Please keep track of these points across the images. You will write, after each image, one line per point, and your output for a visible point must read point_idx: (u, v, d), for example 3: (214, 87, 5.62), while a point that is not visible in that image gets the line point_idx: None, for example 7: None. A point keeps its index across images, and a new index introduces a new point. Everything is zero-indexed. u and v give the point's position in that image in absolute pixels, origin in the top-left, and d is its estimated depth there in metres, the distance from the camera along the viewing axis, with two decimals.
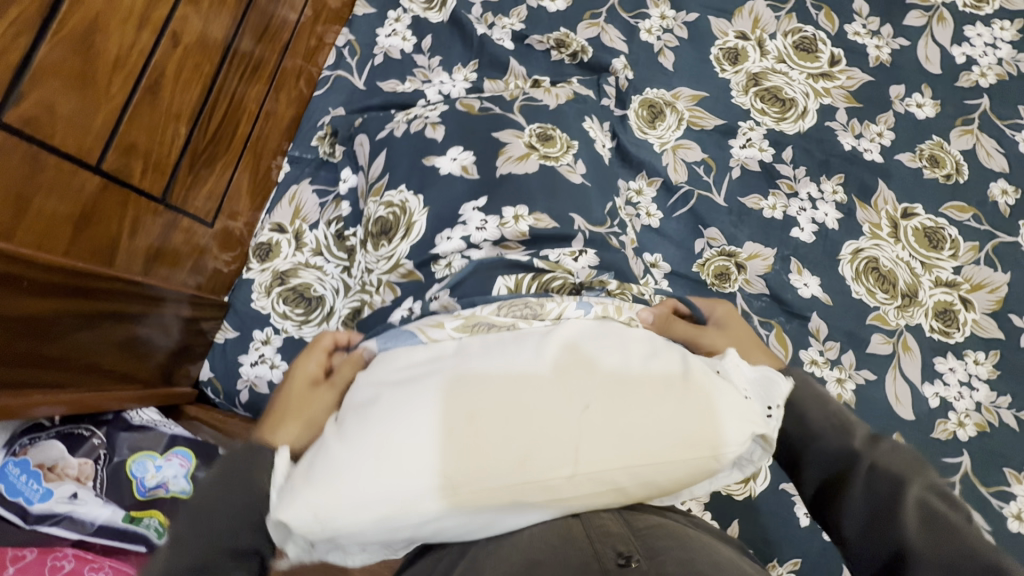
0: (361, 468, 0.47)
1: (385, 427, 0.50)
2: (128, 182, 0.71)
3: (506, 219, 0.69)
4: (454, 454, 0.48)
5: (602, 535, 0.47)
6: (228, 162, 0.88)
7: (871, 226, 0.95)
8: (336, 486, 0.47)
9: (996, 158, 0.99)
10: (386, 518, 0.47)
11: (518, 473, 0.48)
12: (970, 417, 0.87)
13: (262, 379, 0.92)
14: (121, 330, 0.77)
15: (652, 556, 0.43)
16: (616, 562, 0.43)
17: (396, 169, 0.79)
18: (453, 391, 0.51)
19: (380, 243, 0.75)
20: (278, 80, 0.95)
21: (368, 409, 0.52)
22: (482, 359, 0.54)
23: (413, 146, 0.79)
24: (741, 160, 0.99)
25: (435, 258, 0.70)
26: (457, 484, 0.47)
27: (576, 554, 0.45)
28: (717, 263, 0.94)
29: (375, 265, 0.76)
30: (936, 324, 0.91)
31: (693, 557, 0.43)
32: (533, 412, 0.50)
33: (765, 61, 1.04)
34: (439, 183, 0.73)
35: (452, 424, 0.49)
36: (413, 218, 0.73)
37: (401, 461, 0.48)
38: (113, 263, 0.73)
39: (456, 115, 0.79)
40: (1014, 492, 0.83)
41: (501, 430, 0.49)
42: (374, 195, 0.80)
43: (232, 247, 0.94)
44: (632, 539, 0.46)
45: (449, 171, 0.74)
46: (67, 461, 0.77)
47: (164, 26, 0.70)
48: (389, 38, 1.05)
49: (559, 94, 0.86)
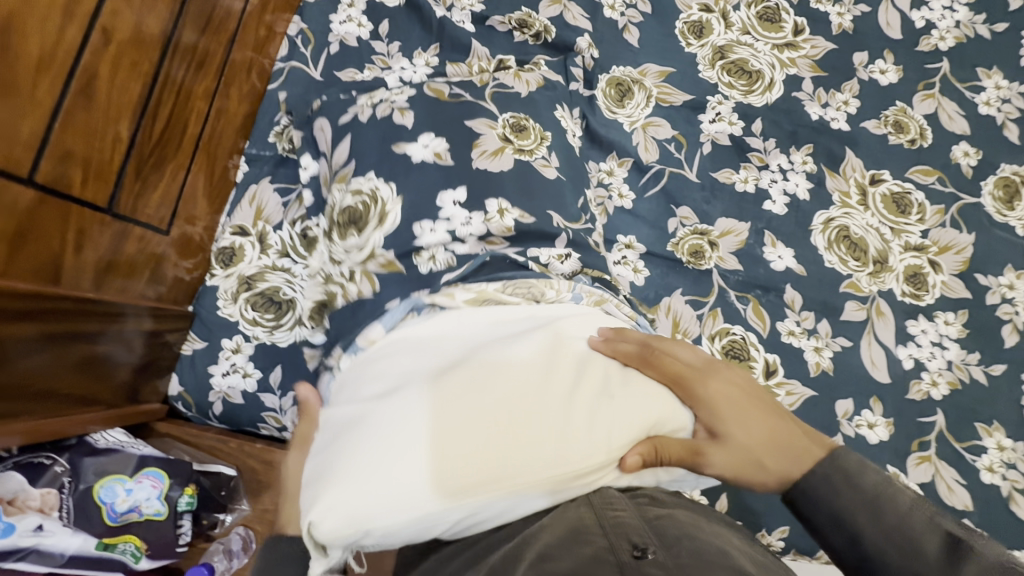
0: (401, 459, 0.46)
1: (425, 415, 0.49)
2: (67, 193, 0.67)
3: (491, 214, 0.67)
4: (485, 443, 0.47)
5: (615, 527, 0.44)
6: (180, 164, 0.83)
7: (840, 194, 0.96)
8: (375, 478, 0.46)
9: (957, 121, 1.00)
10: (424, 515, 0.46)
11: (555, 464, 0.47)
12: (942, 376, 0.90)
13: (236, 390, 0.88)
14: (78, 350, 0.73)
15: (666, 547, 0.41)
16: (631, 554, 0.40)
17: (364, 156, 0.73)
18: (490, 377, 0.51)
19: (350, 235, 0.70)
20: (228, 75, 0.89)
21: (406, 400, 0.51)
22: (504, 351, 0.55)
23: (380, 133, 0.73)
24: (711, 135, 0.98)
25: (417, 250, 0.67)
26: (495, 475, 0.46)
27: (588, 547, 0.42)
28: (691, 242, 0.93)
29: (347, 260, 0.71)
30: (907, 288, 0.93)
31: (703, 548, 0.42)
32: (562, 398, 0.51)
33: (730, 34, 1.03)
34: (412, 175, 0.69)
35: (491, 413, 0.49)
36: (386, 218, 0.68)
37: (444, 450, 0.47)
38: (59, 280, 0.68)
39: (426, 101, 0.74)
40: (984, 445, 0.87)
41: (537, 419, 0.49)
42: (339, 184, 0.74)
43: (193, 254, 0.89)
44: (644, 530, 0.44)
45: (422, 160, 0.70)
46: (28, 493, 0.72)
47: (92, 20, 0.65)
48: (345, 25, 1.00)
49: (529, 80, 0.83)
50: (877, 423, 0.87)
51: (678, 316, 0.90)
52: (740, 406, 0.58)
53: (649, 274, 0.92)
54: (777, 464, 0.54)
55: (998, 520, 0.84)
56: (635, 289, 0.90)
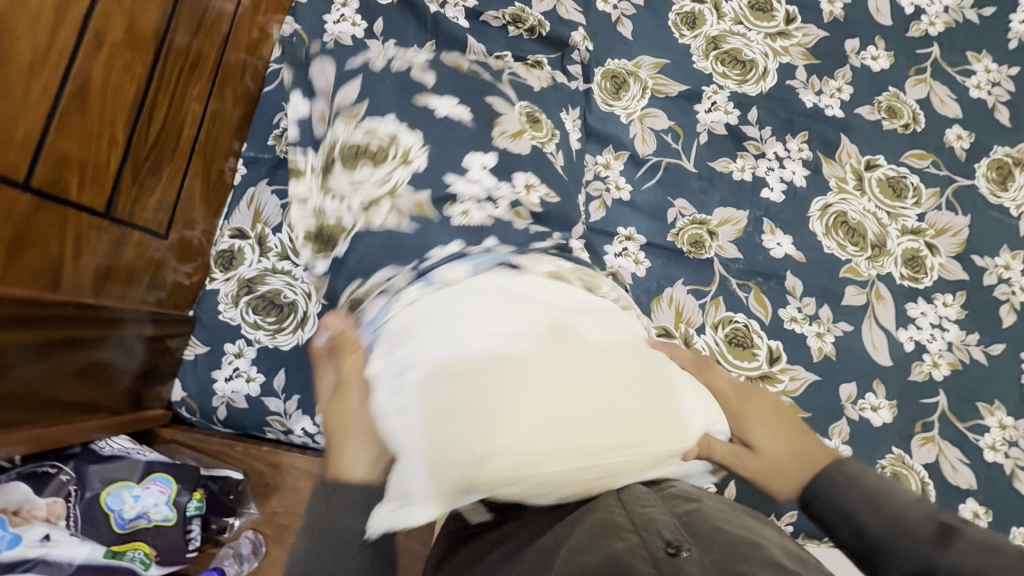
0: (541, 422, 0.45)
1: (559, 379, 0.47)
2: (65, 198, 0.66)
3: (519, 186, 0.64)
4: (620, 414, 0.47)
5: (645, 522, 0.44)
6: (176, 168, 0.82)
7: (837, 180, 0.97)
8: (514, 439, 0.44)
9: (949, 105, 1.01)
10: (550, 481, 0.45)
11: (671, 441, 0.49)
12: (943, 357, 0.91)
13: (240, 395, 0.87)
14: (79, 357, 0.72)
15: (700, 543, 0.41)
16: (665, 551, 0.40)
17: (378, 100, 0.67)
18: (613, 351, 0.51)
19: (360, 170, 0.64)
20: (221, 78, 0.88)
21: (535, 359, 0.47)
22: (615, 328, 0.54)
23: (399, 86, 0.67)
24: (707, 124, 0.99)
25: (451, 199, 0.62)
26: (625, 445, 0.46)
27: (619, 543, 0.42)
28: (691, 231, 0.94)
29: (356, 193, 0.64)
30: (905, 271, 0.93)
31: (736, 540, 0.42)
32: (674, 382, 0.52)
33: (723, 24, 1.04)
34: (437, 127, 0.64)
35: (622, 384, 0.48)
36: (412, 163, 0.63)
37: (582, 417, 0.45)
38: (58, 287, 0.68)
39: (446, 69, 0.69)
40: (987, 424, 0.88)
41: (660, 397, 0.49)
42: (348, 121, 0.68)
43: (192, 258, 0.88)
44: (675, 525, 0.44)
45: (447, 116, 0.64)
46: (34, 502, 0.72)
47: (85, 23, 0.64)
48: (338, 25, 0.99)
49: (540, 77, 0.83)
50: (880, 406, 0.88)
51: (681, 305, 0.90)
52: (766, 416, 0.58)
53: (650, 265, 0.92)
54: (797, 473, 0.53)
55: (1002, 498, 0.85)
56: (636, 280, 0.91)
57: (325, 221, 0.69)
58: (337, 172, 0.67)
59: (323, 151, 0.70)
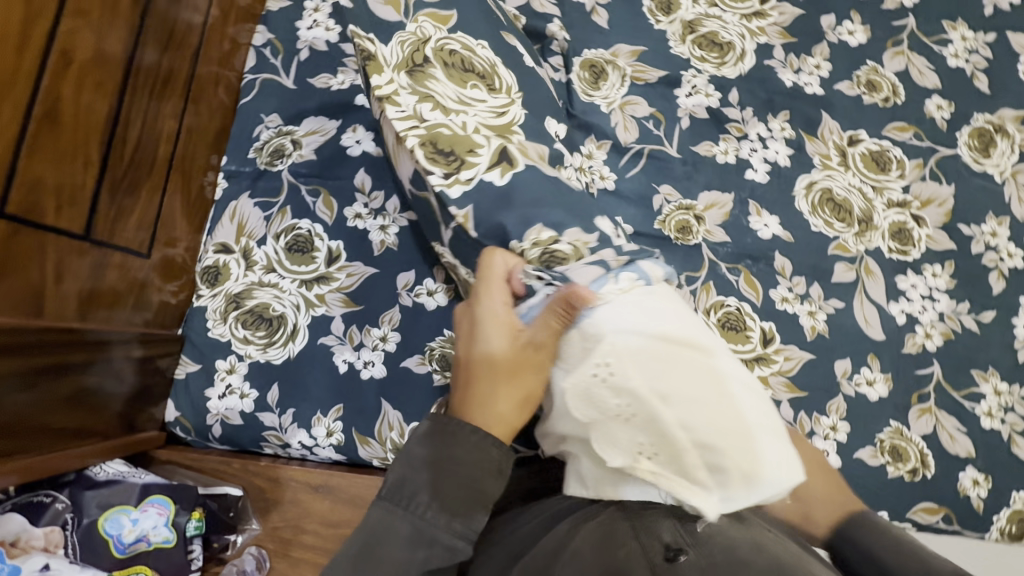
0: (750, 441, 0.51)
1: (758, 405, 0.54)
2: (42, 223, 0.65)
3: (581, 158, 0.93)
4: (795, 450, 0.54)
5: (645, 525, 0.51)
6: (155, 186, 0.81)
7: (821, 158, 0.97)
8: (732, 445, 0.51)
9: (928, 75, 1.01)
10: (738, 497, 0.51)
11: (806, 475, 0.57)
12: (935, 328, 0.91)
13: (234, 411, 0.87)
14: (67, 384, 0.71)
15: (698, 546, 0.49)
16: (664, 557, 0.48)
17: (470, 20, 0.77)
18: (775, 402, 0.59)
19: (470, 82, 0.71)
20: (195, 92, 0.87)
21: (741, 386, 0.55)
22: None
23: (483, 11, 0.79)
24: (689, 109, 0.98)
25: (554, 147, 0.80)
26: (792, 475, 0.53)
27: (622, 552, 0.48)
28: (677, 218, 0.93)
29: (470, 111, 0.69)
30: (893, 244, 0.94)
31: (737, 544, 0.49)
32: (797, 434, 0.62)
33: (698, 7, 1.03)
34: (527, 73, 0.81)
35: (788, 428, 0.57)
36: (514, 103, 0.74)
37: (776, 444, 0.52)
38: (41, 313, 0.67)
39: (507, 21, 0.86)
40: (982, 391, 0.89)
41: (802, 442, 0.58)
42: (439, 24, 0.74)
43: (177, 276, 0.87)
44: (674, 525, 0.51)
45: (530, 71, 0.82)
46: (31, 532, 0.71)
47: (48, 44, 0.63)
48: (312, 30, 0.98)
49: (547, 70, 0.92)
50: (875, 379, 0.88)
51: None
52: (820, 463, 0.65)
53: None
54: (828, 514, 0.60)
55: (999, 464, 0.86)
56: None
57: (434, 130, 0.66)
58: (437, 79, 0.70)
59: (405, 43, 0.70)
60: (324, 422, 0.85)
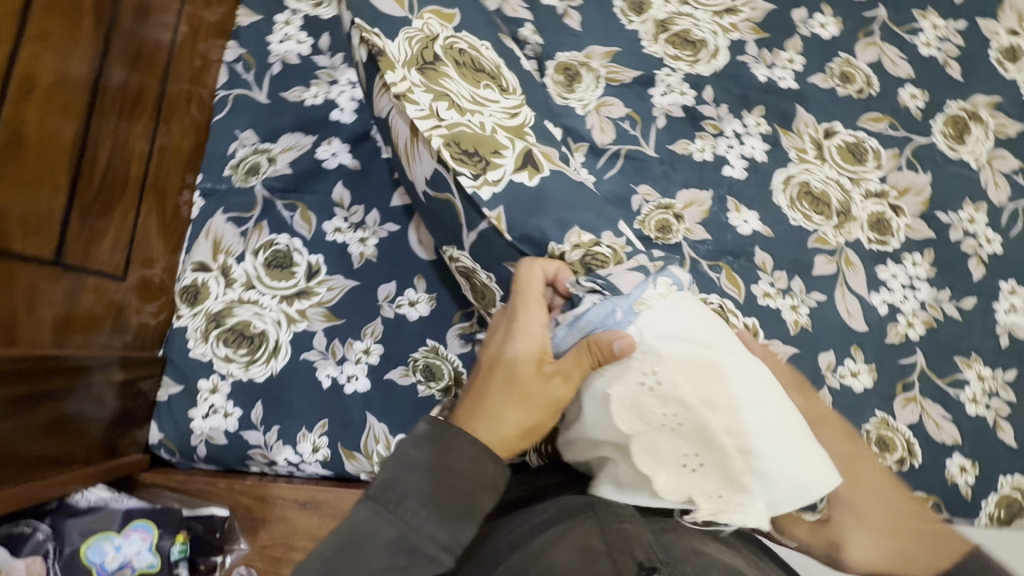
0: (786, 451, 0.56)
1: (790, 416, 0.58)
2: (11, 250, 0.64)
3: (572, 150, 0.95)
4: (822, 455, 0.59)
5: (621, 542, 0.51)
6: (128, 207, 0.81)
7: (797, 151, 0.97)
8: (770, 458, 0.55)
9: (901, 65, 1.02)
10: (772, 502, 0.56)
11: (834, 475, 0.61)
12: (917, 316, 0.91)
13: (219, 431, 0.86)
14: (46, 412, 0.71)
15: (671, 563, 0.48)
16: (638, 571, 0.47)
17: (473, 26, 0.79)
18: None
19: (483, 83, 0.71)
20: (167, 111, 0.87)
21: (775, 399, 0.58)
22: None
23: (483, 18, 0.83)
24: (664, 108, 0.98)
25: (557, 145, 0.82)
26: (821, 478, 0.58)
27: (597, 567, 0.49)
28: (657, 217, 0.92)
29: (486, 111, 0.68)
30: (872, 235, 0.94)
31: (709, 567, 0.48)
32: None
33: (670, 6, 1.03)
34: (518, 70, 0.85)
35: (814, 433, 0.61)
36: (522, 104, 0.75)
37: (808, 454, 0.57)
38: (15, 340, 0.66)
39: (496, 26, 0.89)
40: (966, 377, 0.89)
41: None
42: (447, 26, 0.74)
43: (155, 297, 0.87)
44: (650, 543, 0.51)
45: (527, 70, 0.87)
46: (12, 563, 0.71)
47: (10, 69, 0.62)
48: (283, 44, 0.98)
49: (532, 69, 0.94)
50: (859, 370, 0.88)
51: None
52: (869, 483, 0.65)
53: None
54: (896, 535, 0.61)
55: (985, 450, 0.87)
56: None
57: (455, 130, 0.64)
58: (451, 77, 0.68)
59: (413, 39, 0.68)
60: (310, 437, 0.85)
